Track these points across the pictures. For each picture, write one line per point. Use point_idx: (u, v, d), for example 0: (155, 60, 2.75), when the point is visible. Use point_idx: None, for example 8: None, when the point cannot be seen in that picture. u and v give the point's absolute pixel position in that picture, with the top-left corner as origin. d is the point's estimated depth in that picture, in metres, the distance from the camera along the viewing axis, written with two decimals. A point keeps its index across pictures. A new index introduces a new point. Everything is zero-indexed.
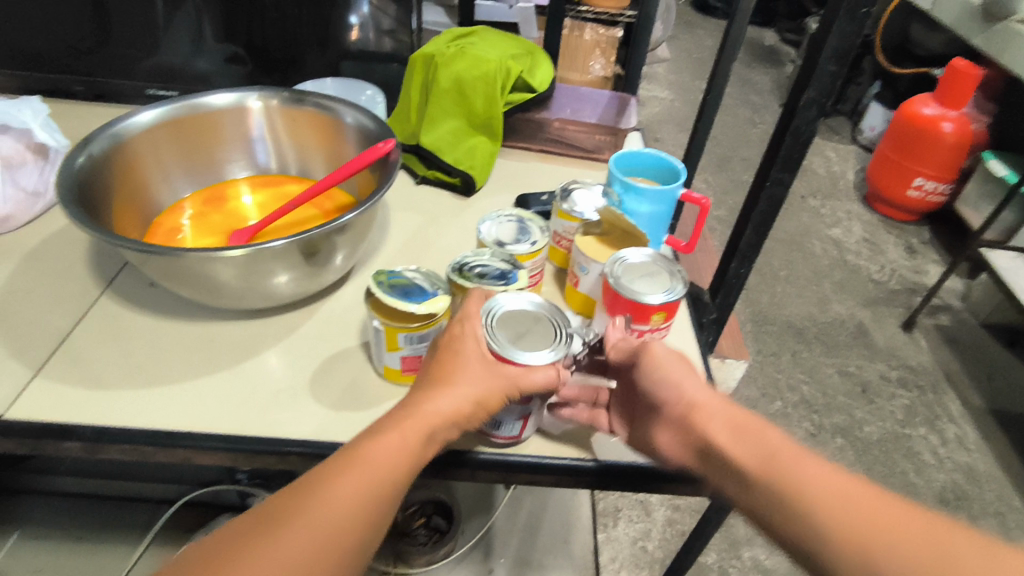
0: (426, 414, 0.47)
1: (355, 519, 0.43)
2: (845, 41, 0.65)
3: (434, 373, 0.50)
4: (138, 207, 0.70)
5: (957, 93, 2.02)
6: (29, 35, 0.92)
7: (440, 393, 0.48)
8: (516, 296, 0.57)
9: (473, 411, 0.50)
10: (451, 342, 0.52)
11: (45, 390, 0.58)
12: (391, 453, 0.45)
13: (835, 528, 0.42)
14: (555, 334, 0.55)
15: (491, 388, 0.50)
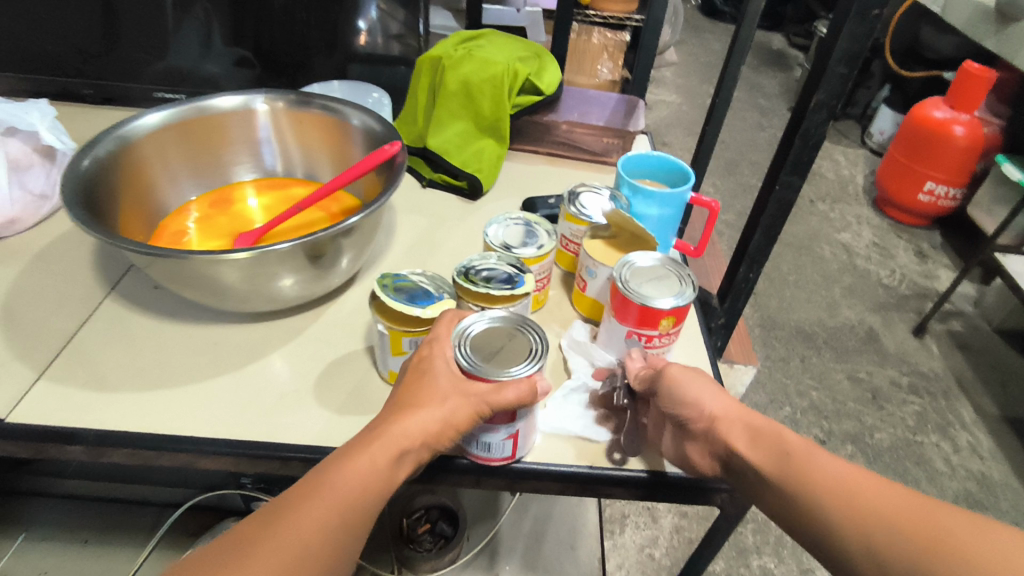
0: (397, 433, 0.48)
1: (323, 538, 0.44)
2: (856, 44, 0.64)
3: (404, 395, 0.51)
4: (145, 207, 0.70)
5: (969, 96, 2.01)
6: (39, 38, 0.92)
7: (409, 413, 0.49)
8: (486, 312, 0.55)
9: (446, 430, 0.49)
10: (419, 364, 0.52)
11: (50, 393, 0.58)
12: (359, 473, 0.46)
13: (841, 515, 0.47)
14: (531, 349, 0.53)
15: (459, 407, 0.49)
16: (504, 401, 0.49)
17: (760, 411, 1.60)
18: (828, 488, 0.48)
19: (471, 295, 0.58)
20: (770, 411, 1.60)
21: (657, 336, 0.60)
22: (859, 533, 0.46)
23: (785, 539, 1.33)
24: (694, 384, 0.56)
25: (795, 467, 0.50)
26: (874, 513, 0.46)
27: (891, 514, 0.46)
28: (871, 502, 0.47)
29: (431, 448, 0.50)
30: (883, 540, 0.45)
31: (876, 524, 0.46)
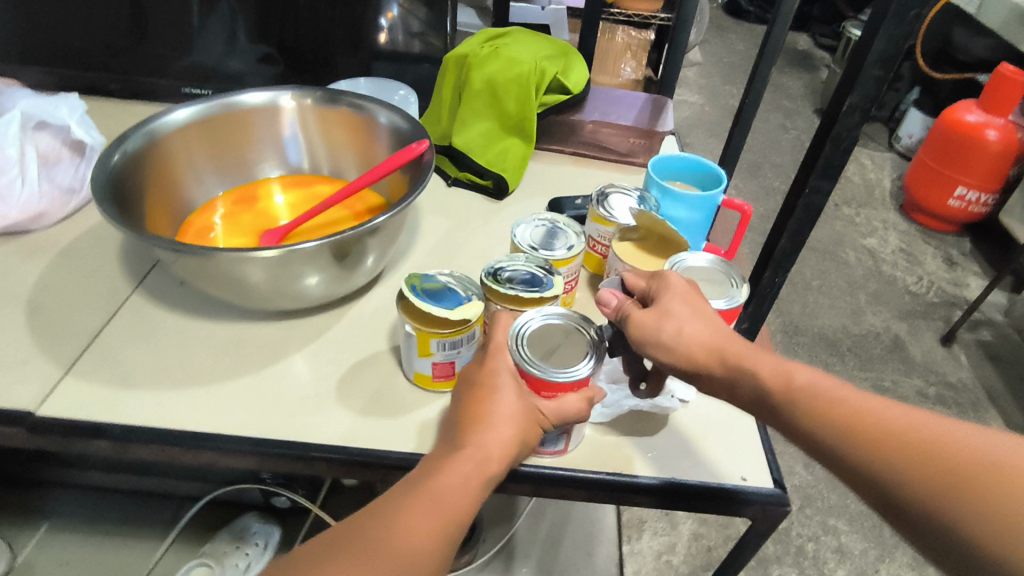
0: (484, 453, 0.46)
1: (420, 562, 0.43)
2: (892, 45, 0.62)
3: (467, 413, 0.48)
4: (171, 207, 0.70)
5: (1001, 101, 1.96)
6: (70, 33, 0.93)
7: (490, 433, 0.47)
8: (542, 309, 0.55)
9: (519, 447, 0.48)
10: (486, 378, 0.50)
11: (76, 388, 0.58)
12: (452, 495, 0.45)
13: (831, 439, 0.45)
14: (587, 347, 0.53)
15: (530, 422, 0.49)
16: (568, 411, 0.51)
17: None
18: (815, 410, 0.46)
19: (500, 296, 0.57)
20: None
21: None
22: (848, 452, 0.44)
23: (806, 549, 1.31)
24: (656, 325, 0.51)
25: (777, 397, 0.48)
26: (863, 430, 0.44)
27: (881, 429, 0.44)
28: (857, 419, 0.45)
29: (514, 463, 0.49)
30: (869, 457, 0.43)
31: (860, 446, 0.44)
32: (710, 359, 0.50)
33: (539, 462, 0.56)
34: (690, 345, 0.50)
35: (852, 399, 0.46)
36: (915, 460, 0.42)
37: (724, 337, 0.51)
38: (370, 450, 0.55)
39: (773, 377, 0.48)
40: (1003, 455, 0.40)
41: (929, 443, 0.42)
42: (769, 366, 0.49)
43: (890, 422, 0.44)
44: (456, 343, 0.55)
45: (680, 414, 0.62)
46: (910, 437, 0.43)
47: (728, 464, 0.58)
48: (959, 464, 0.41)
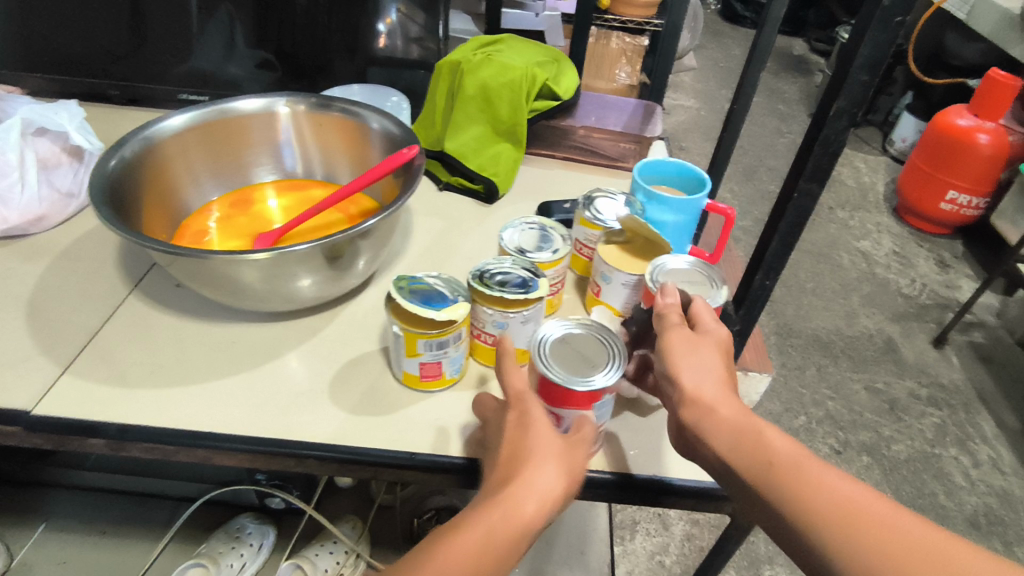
0: (514, 503, 0.43)
1: None
2: (878, 50, 0.63)
3: (511, 455, 0.47)
4: (169, 211, 0.72)
5: (993, 104, 1.98)
6: (69, 40, 0.95)
7: (524, 481, 0.44)
8: (565, 321, 0.58)
9: (562, 494, 0.45)
10: (521, 420, 0.49)
11: (73, 387, 0.60)
12: (475, 549, 0.41)
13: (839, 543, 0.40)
14: (606, 351, 0.56)
15: (573, 454, 0.47)
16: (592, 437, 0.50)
17: (774, 420, 1.60)
18: (828, 508, 0.41)
19: (485, 299, 0.59)
20: (784, 421, 1.59)
21: None
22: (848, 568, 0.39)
23: None
24: (684, 356, 0.50)
25: (778, 490, 0.43)
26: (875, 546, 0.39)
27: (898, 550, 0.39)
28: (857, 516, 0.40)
29: (553, 516, 0.45)
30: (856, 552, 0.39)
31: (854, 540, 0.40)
32: (719, 428, 0.46)
33: None
34: (702, 400, 0.47)
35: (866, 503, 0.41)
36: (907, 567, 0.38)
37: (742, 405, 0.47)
38: (360, 448, 0.56)
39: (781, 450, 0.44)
40: None
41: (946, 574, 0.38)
42: (783, 449, 0.44)
43: (906, 540, 0.39)
44: (443, 343, 0.57)
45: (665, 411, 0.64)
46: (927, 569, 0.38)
47: None
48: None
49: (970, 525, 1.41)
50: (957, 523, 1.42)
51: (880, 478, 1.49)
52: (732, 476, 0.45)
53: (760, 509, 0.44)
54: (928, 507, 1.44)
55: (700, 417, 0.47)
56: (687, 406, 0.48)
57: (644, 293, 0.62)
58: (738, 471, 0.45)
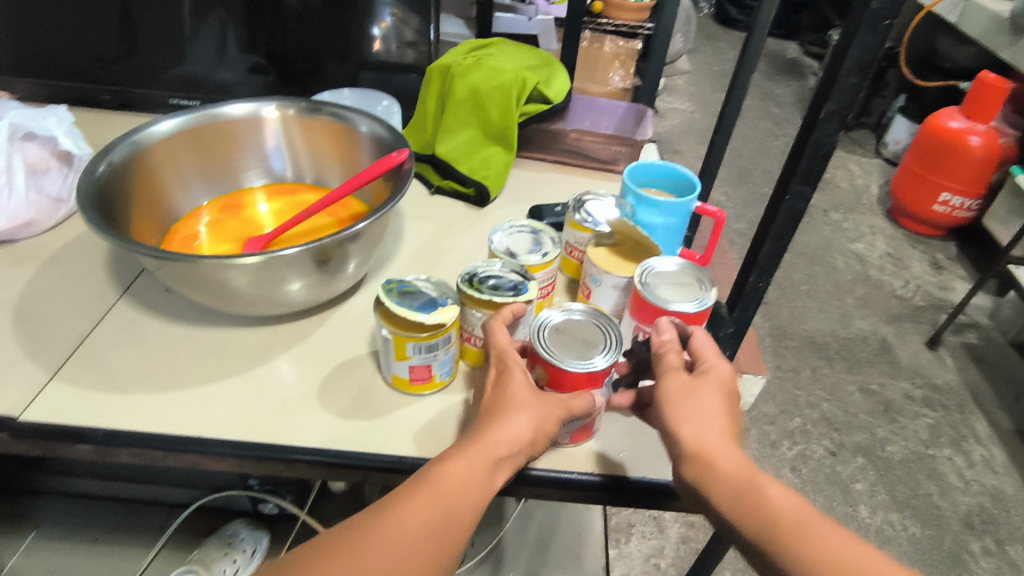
0: (490, 444, 0.48)
1: (416, 550, 0.44)
2: (867, 53, 0.64)
3: (489, 405, 0.51)
4: (159, 215, 0.72)
5: (984, 106, 1.99)
6: (60, 45, 0.95)
7: (500, 424, 0.49)
8: (563, 308, 0.59)
9: (533, 437, 0.50)
10: (499, 376, 0.53)
11: (61, 392, 0.59)
12: (456, 482, 0.47)
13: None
14: (603, 337, 0.57)
15: (546, 413, 0.51)
16: (576, 410, 0.52)
17: (769, 422, 1.60)
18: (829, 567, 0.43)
19: (474, 301, 0.59)
20: (779, 423, 1.59)
21: None
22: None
23: None
24: (687, 410, 0.50)
25: (783, 551, 0.44)
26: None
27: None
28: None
29: (524, 457, 0.50)
30: None
31: None
32: (723, 487, 0.46)
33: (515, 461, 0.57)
34: (708, 459, 0.47)
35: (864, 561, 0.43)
36: None
37: (742, 458, 0.48)
38: (350, 452, 0.56)
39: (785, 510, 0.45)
40: None
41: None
42: (785, 508, 0.45)
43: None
44: (432, 346, 0.57)
45: None
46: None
47: None
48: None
49: (964, 526, 1.41)
50: (952, 524, 1.42)
51: (875, 480, 1.49)
52: (737, 534, 0.46)
53: (761, 565, 0.46)
54: (923, 508, 1.44)
55: (705, 476, 0.47)
56: (692, 464, 0.48)
57: (632, 295, 0.62)
58: (740, 531, 0.46)
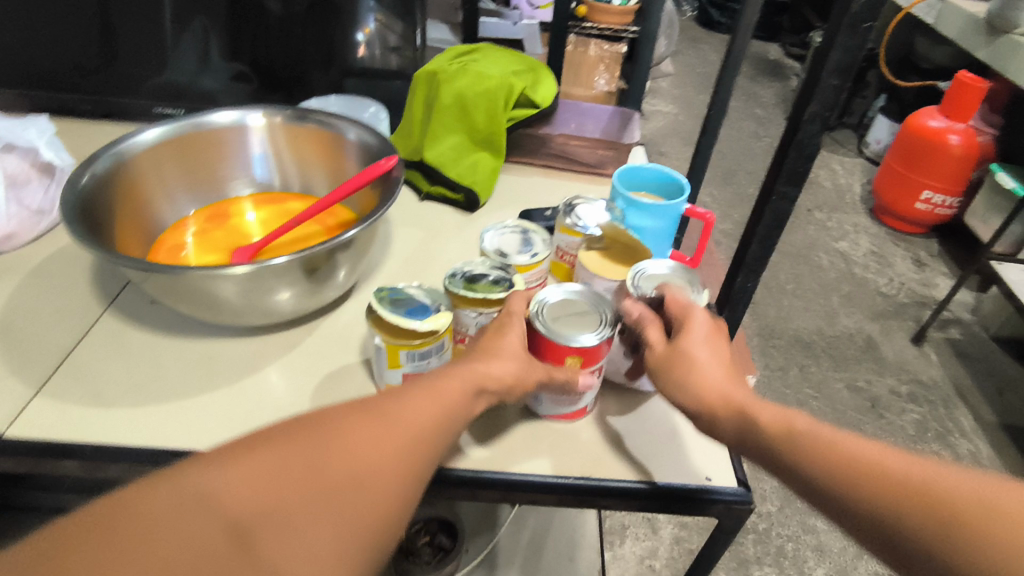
0: (487, 370, 0.51)
1: (417, 437, 0.44)
2: (848, 55, 0.64)
3: (478, 348, 0.54)
4: (142, 222, 0.71)
5: (963, 105, 2.02)
6: (38, 54, 0.93)
7: (492, 360, 0.52)
8: (563, 288, 0.61)
9: (515, 383, 0.53)
10: (497, 329, 0.56)
11: (46, 408, 0.58)
12: (454, 392, 0.48)
13: (855, 501, 0.41)
14: (598, 320, 0.59)
15: (530, 370, 0.54)
16: (556, 379, 0.56)
17: None
18: (833, 468, 0.42)
19: (466, 300, 0.59)
20: None
21: None
22: (871, 517, 0.40)
23: (785, 549, 1.33)
24: (676, 376, 0.52)
25: (782, 462, 0.45)
26: (887, 493, 0.40)
27: (909, 490, 0.40)
28: (857, 466, 0.42)
29: (500, 395, 0.52)
30: (861, 499, 0.41)
31: (857, 486, 0.41)
32: (721, 422, 0.49)
33: (507, 468, 0.57)
34: (702, 409, 0.50)
35: (871, 456, 0.42)
36: (908, 501, 0.39)
37: (733, 392, 0.50)
38: None
39: (772, 423, 0.47)
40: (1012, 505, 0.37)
41: (966, 505, 0.38)
42: (771, 418, 0.47)
43: (906, 476, 0.40)
44: (426, 354, 0.57)
45: (648, 414, 0.64)
46: (943, 502, 0.38)
47: (691, 465, 0.59)
48: (991, 531, 0.36)
49: None
50: None
51: None
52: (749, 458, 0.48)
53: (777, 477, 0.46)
54: None
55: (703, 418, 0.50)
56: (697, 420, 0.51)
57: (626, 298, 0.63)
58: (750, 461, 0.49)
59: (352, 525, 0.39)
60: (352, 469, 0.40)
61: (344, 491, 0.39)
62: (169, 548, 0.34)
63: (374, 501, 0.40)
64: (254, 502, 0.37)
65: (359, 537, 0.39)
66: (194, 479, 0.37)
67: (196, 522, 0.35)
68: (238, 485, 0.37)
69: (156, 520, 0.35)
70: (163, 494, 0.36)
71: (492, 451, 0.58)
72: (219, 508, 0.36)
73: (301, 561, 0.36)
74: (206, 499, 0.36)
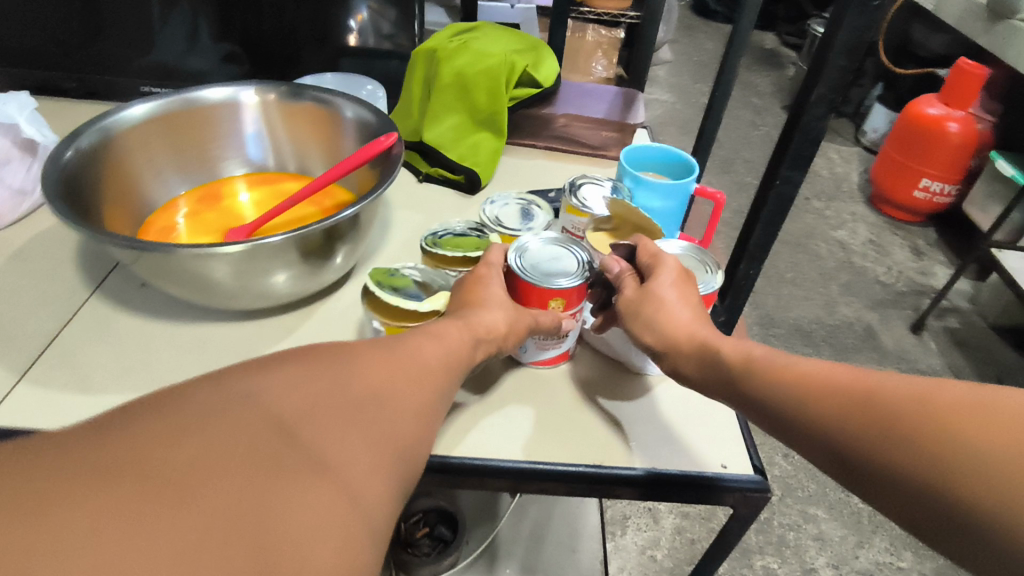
0: (485, 317, 0.52)
1: (431, 373, 0.44)
2: (857, 35, 0.62)
3: (464, 296, 0.54)
4: (130, 202, 0.68)
5: (962, 93, 2.01)
6: (16, 30, 0.89)
7: (482, 309, 0.52)
8: (541, 236, 0.61)
9: (506, 333, 0.53)
10: (478, 279, 0.56)
11: (30, 395, 0.55)
12: (453, 339, 0.48)
13: (809, 423, 0.44)
14: (575, 265, 0.58)
15: (518, 319, 0.55)
16: (543, 325, 0.56)
17: None
18: (787, 391, 0.46)
19: (440, 259, 0.61)
20: None
21: None
22: (823, 435, 0.43)
23: (787, 538, 1.32)
24: (643, 316, 0.56)
25: (745, 390, 0.49)
26: (834, 410, 0.43)
27: (853, 404, 0.42)
28: (806, 386, 0.45)
29: (495, 347, 0.53)
30: (812, 415, 0.44)
31: (806, 404, 0.44)
32: (689, 358, 0.54)
33: (514, 456, 0.54)
34: (670, 346, 0.54)
35: (824, 376, 0.45)
36: (852, 411, 0.42)
37: (699, 330, 0.54)
38: None
39: (734, 354, 0.51)
40: (941, 399, 0.39)
41: (902, 409, 0.40)
42: (733, 349, 0.51)
43: (848, 388, 0.43)
44: None
45: (658, 399, 0.61)
46: (883, 410, 0.40)
47: (706, 451, 0.57)
48: (923, 427, 0.38)
49: None
50: None
51: None
52: (717, 390, 0.52)
53: (743, 406, 0.50)
54: None
55: (672, 353, 0.55)
56: (665, 356, 0.55)
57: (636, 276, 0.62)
58: (720, 394, 0.52)
59: (383, 441, 0.37)
60: (374, 386, 0.39)
61: (373, 409, 0.37)
62: (214, 438, 0.30)
63: (399, 425, 0.38)
64: (297, 403, 0.34)
65: (390, 455, 0.36)
66: (230, 382, 0.33)
67: (233, 417, 0.31)
68: (278, 389, 0.34)
69: (198, 411, 0.31)
70: (198, 392, 0.32)
71: (500, 440, 0.56)
72: (263, 404, 0.33)
73: (345, 462, 0.33)
74: (248, 396, 0.33)
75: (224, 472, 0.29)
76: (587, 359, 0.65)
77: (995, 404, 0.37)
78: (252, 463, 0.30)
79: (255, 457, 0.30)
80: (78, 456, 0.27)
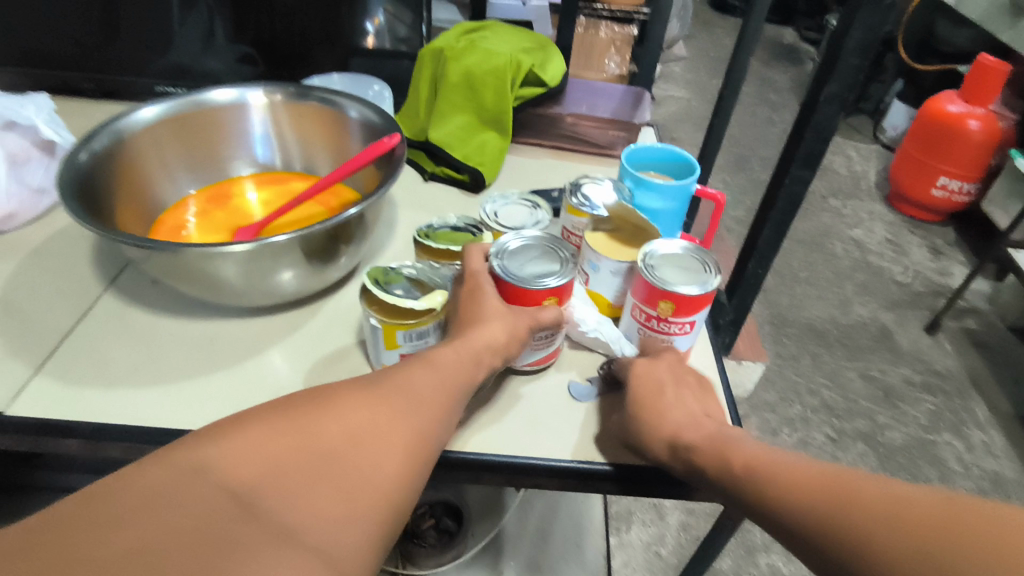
0: (493, 332, 0.53)
1: (426, 409, 0.46)
2: (870, 34, 0.61)
3: (463, 315, 0.55)
4: (142, 204, 0.70)
5: (983, 89, 1.97)
6: (38, 32, 0.92)
7: (474, 328, 0.53)
8: (518, 233, 0.61)
9: (508, 344, 0.54)
10: (471, 288, 0.56)
11: (44, 388, 0.58)
12: (451, 363, 0.50)
13: (788, 522, 0.43)
14: (559, 258, 0.59)
15: (516, 322, 0.55)
16: (545, 321, 0.56)
17: (769, 409, 1.58)
18: (765, 488, 0.45)
19: (429, 251, 0.62)
20: (780, 409, 1.58)
21: (677, 325, 0.59)
22: (797, 531, 0.42)
23: None
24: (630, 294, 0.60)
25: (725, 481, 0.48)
26: (804, 505, 0.42)
27: (833, 510, 0.40)
28: (783, 485, 0.44)
29: (496, 365, 0.54)
30: (792, 514, 0.42)
31: (786, 504, 0.43)
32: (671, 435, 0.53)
33: (509, 451, 0.56)
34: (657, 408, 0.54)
35: (797, 476, 0.44)
36: (829, 507, 0.41)
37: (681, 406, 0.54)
38: None
39: (713, 445, 0.50)
40: (911, 502, 0.38)
41: (874, 510, 0.39)
42: (707, 439, 0.51)
43: (820, 489, 0.42)
44: (423, 333, 0.55)
45: None
46: (858, 511, 0.39)
47: None
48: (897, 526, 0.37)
49: None
50: None
51: (875, 466, 1.48)
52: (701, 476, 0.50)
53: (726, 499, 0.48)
54: None
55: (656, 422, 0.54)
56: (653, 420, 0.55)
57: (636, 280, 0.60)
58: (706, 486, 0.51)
59: (354, 490, 0.39)
60: (349, 432, 0.41)
61: (344, 456, 0.40)
62: (173, 511, 0.33)
63: (374, 471, 0.41)
64: (254, 470, 0.37)
65: (365, 502, 0.39)
66: (186, 456, 0.37)
67: (190, 488, 0.34)
68: (234, 459, 0.37)
69: (156, 487, 0.34)
70: (152, 470, 0.35)
71: (492, 436, 0.57)
72: (217, 478, 0.36)
73: (309, 524, 0.36)
74: (201, 471, 0.36)
75: (169, 545, 0.31)
76: (587, 358, 0.66)
77: (962, 510, 0.36)
78: (220, 535, 0.32)
79: (201, 530, 0.32)
80: (61, 536, 0.30)
